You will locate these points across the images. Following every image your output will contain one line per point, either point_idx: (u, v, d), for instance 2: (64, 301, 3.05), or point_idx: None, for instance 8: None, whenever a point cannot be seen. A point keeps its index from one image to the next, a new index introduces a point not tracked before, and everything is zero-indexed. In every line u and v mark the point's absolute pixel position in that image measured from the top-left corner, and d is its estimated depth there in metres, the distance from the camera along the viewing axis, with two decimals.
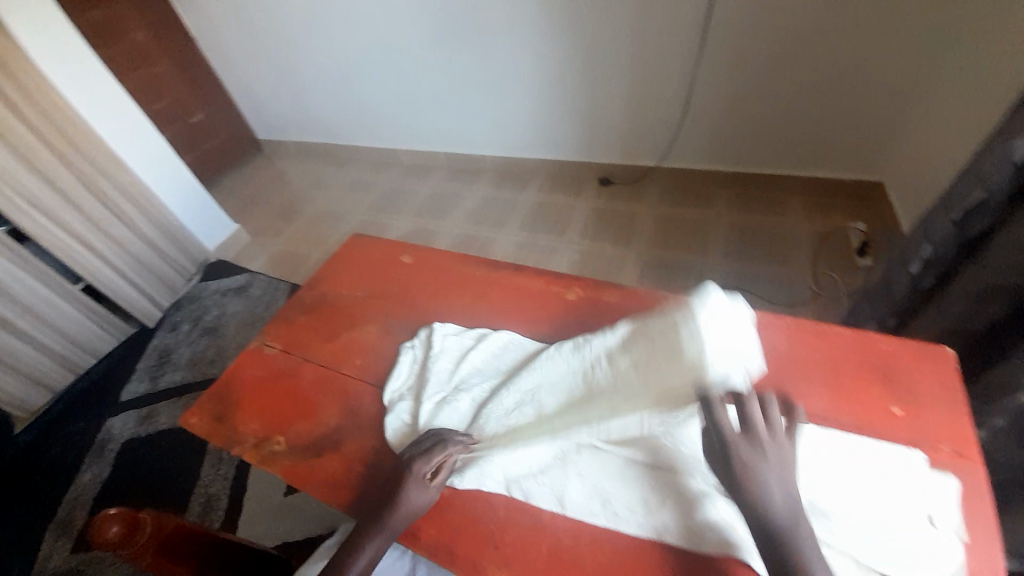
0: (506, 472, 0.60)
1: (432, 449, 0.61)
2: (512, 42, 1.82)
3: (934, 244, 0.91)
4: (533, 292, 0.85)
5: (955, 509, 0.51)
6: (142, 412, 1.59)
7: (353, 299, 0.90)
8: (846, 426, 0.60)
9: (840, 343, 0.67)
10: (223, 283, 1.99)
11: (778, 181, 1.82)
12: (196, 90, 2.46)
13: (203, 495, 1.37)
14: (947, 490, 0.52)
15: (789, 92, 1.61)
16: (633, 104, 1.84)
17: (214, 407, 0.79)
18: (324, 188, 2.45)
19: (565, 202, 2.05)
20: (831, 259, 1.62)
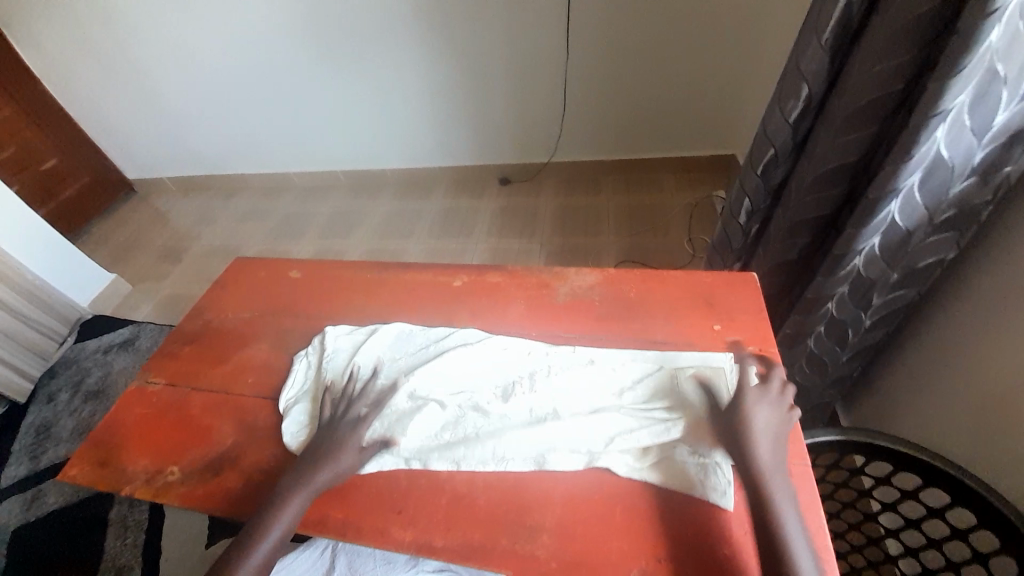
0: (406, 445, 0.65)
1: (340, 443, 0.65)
2: (391, 57, 1.88)
3: (751, 196, 1.11)
4: (422, 286, 0.90)
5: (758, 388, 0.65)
6: (27, 495, 1.39)
7: (236, 323, 0.90)
8: (686, 346, 0.72)
9: (679, 283, 0.81)
10: (104, 339, 1.79)
11: (649, 162, 2.04)
12: (43, 132, 2.20)
13: (111, 570, 1.24)
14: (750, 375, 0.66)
15: (644, 84, 1.84)
16: (515, 104, 1.96)
17: (98, 453, 0.75)
18: (213, 222, 2.30)
19: (468, 205, 2.12)
20: (701, 222, 1.86)
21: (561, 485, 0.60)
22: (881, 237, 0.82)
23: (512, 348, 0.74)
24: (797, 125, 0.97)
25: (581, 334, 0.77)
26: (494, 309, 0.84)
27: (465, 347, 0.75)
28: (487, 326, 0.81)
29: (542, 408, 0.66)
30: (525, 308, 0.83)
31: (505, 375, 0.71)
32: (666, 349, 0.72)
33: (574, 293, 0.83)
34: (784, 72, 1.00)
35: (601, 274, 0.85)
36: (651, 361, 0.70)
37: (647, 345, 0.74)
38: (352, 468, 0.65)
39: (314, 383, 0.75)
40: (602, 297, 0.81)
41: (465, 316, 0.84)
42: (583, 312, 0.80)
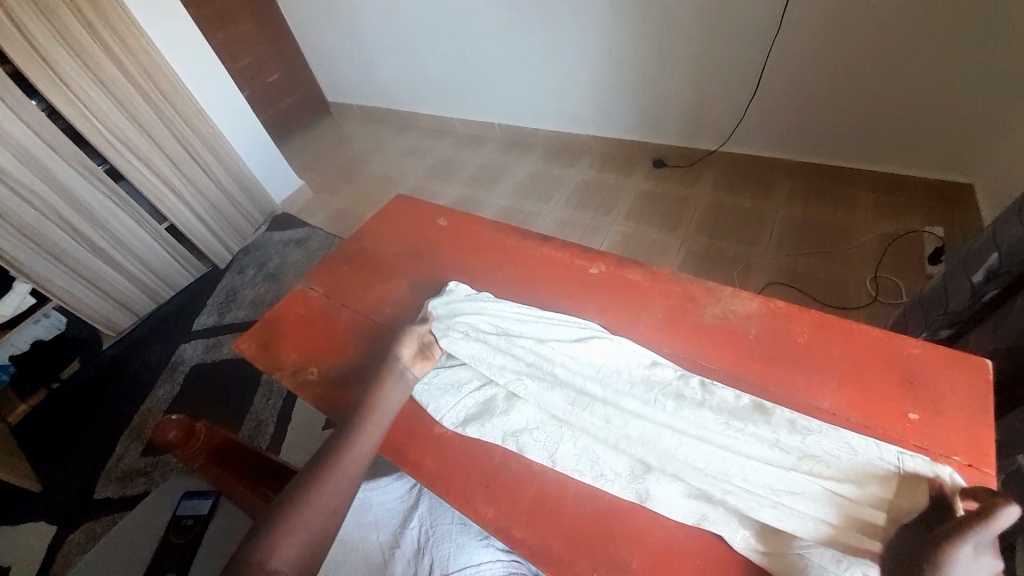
0: (507, 425, 0.65)
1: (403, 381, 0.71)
2: (575, 12, 1.77)
3: (1003, 252, 0.83)
4: (557, 266, 0.86)
5: None
6: (209, 341, 1.79)
7: (385, 256, 0.98)
8: (858, 426, 0.58)
9: (869, 345, 0.65)
10: (284, 234, 2.15)
11: (847, 173, 1.67)
12: (273, 50, 2.60)
13: (254, 419, 1.53)
14: None
15: (869, 80, 1.46)
16: (698, 81, 1.73)
17: (262, 335, 0.90)
18: (382, 152, 2.55)
19: (614, 181, 2.01)
20: (898, 262, 1.49)
21: (661, 531, 0.55)
22: None
23: (648, 361, 0.67)
24: None
25: (724, 368, 0.67)
26: (628, 310, 0.77)
27: (583, 340, 0.70)
28: (615, 327, 0.75)
29: (654, 434, 0.60)
30: (664, 319, 0.75)
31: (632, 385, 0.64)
32: (832, 422, 0.59)
33: (726, 317, 0.72)
34: None
35: (764, 304, 0.73)
36: (810, 429, 0.57)
37: (806, 408, 0.61)
38: (456, 428, 0.68)
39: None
40: (761, 333, 0.69)
41: (594, 309, 0.79)
42: (731, 343, 0.69)
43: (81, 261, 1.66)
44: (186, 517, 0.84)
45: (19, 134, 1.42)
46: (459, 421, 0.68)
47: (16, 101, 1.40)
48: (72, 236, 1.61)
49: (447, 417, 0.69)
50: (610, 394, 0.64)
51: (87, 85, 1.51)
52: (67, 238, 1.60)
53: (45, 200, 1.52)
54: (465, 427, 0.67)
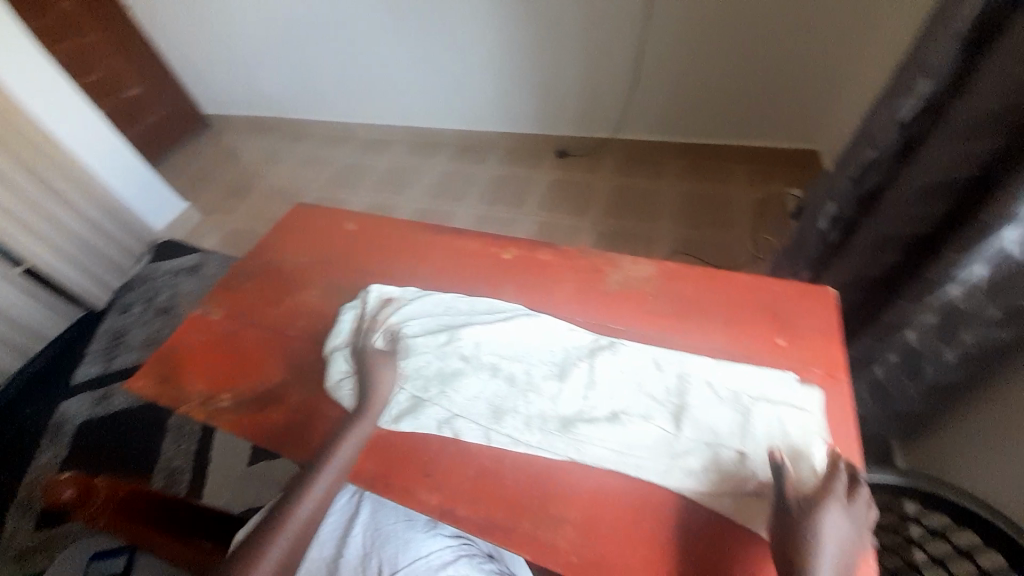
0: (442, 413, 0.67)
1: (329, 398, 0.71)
2: (463, 10, 1.80)
3: (837, 202, 0.99)
4: (471, 256, 0.89)
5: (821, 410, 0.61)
6: (97, 393, 1.56)
7: (292, 268, 0.93)
8: (743, 357, 0.68)
9: (744, 290, 0.76)
10: (173, 263, 1.93)
11: (721, 149, 1.90)
12: (130, 60, 2.32)
13: (166, 469, 1.37)
14: (811, 399, 0.62)
15: (728, 67, 1.69)
16: (585, 74, 1.85)
17: (160, 371, 0.82)
18: (277, 164, 2.39)
19: (523, 174, 2.07)
20: (770, 221, 1.72)
21: (592, 481, 0.60)
22: (988, 267, 0.73)
23: (571, 332, 0.72)
24: (909, 127, 0.85)
25: (632, 327, 0.74)
26: (542, 288, 0.82)
27: (503, 324, 0.74)
28: (533, 305, 0.79)
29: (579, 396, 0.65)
30: (576, 292, 0.80)
31: (558, 358, 0.70)
32: (722, 357, 0.68)
33: (628, 282, 0.80)
34: (902, 65, 0.87)
35: (658, 267, 0.81)
36: (705, 368, 0.66)
37: (701, 350, 0.70)
38: (390, 426, 0.67)
39: (359, 335, 0.78)
40: (658, 292, 0.77)
41: (511, 291, 0.82)
42: (635, 305, 0.77)
43: None
44: None
45: None
46: (391, 419, 0.68)
47: None
48: None
49: (380, 417, 0.69)
50: (535, 368, 0.69)
51: None
52: None
53: None
54: (399, 423, 0.67)
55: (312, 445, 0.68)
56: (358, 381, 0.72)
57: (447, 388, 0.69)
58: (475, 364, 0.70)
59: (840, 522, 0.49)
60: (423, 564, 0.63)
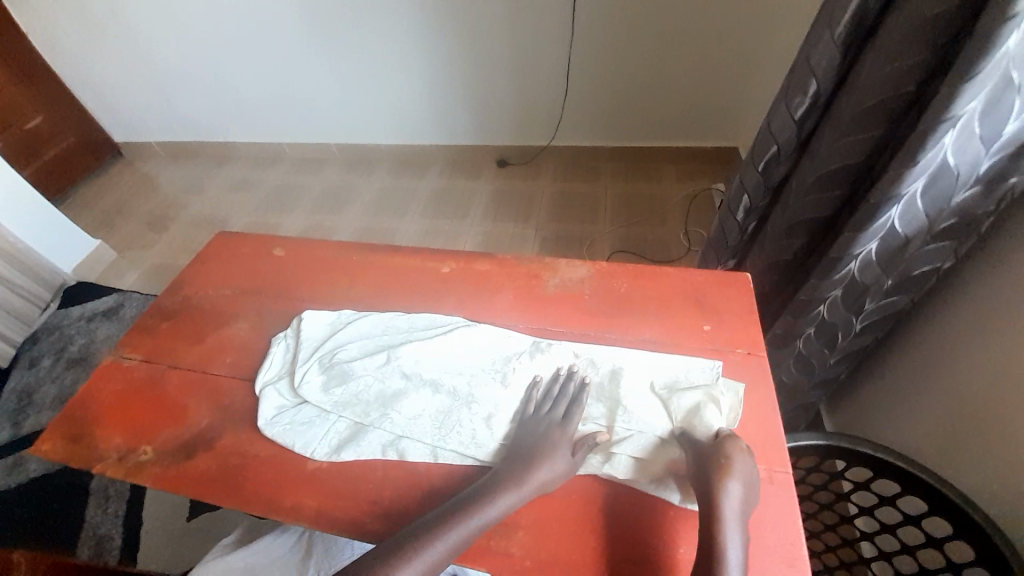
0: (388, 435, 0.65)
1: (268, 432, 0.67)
2: (390, 25, 1.79)
3: (750, 193, 1.08)
4: (408, 272, 0.88)
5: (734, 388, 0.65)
6: (6, 462, 1.38)
7: (217, 301, 0.88)
8: (674, 346, 0.71)
9: (671, 281, 0.80)
10: (87, 307, 1.76)
11: (648, 150, 2.00)
12: (23, 87, 2.11)
13: (91, 537, 1.24)
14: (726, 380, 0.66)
15: (648, 73, 1.79)
16: (516, 83, 1.89)
17: (68, 429, 0.74)
18: (202, 190, 2.25)
19: (464, 185, 2.08)
20: (698, 215, 1.83)
21: None
22: (879, 242, 0.80)
23: (511, 339, 0.73)
24: (803, 123, 0.93)
25: (570, 329, 0.76)
26: (482, 298, 0.82)
27: (442, 338, 0.73)
28: (473, 316, 0.79)
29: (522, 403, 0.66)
30: (515, 299, 0.81)
31: (500, 365, 0.70)
32: (656, 348, 0.71)
33: (564, 285, 0.82)
34: (794, 65, 0.96)
35: (592, 267, 0.84)
36: (639, 361, 0.69)
37: (637, 343, 0.72)
38: (332, 456, 0.65)
39: (293, 365, 0.74)
40: (593, 292, 0.80)
41: (452, 303, 0.82)
42: (573, 307, 0.78)
43: None
44: None
45: None
46: (333, 448, 0.65)
47: None
48: None
49: (320, 449, 0.66)
50: (476, 379, 0.68)
51: None
52: None
53: None
54: (341, 453, 0.65)
55: (248, 487, 0.64)
56: (294, 414, 0.69)
57: (389, 410, 0.67)
58: (415, 383, 0.69)
59: (743, 477, 0.54)
60: None
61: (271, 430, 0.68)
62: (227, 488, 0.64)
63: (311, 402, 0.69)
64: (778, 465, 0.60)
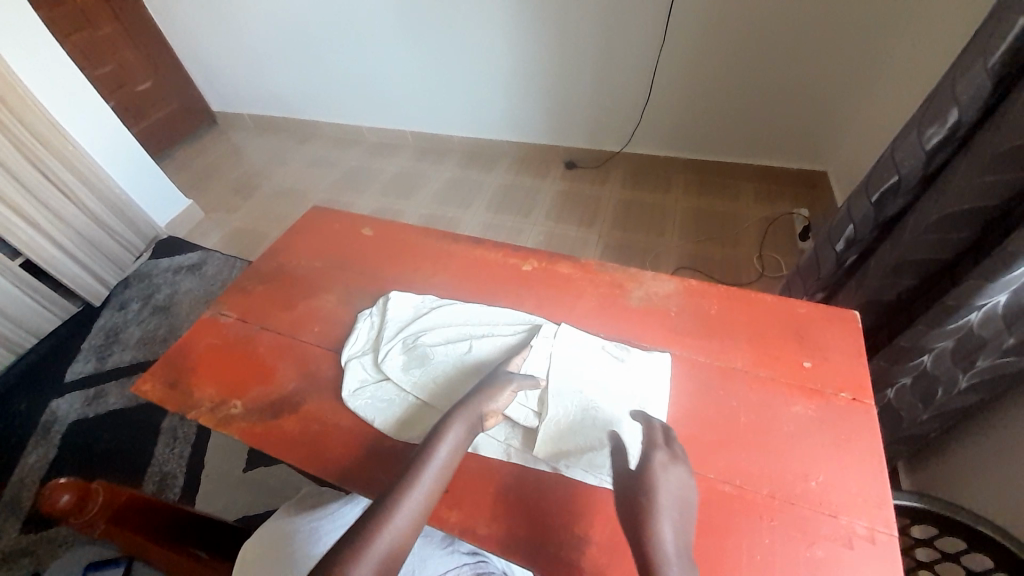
0: None
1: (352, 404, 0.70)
2: (480, 19, 1.80)
3: (856, 225, 1.00)
4: (490, 266, 0.88)
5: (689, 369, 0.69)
6: (89, 393, 1.53)
7: (308, 272, 0.92)
8: (768, 378, 0.67)
9: (768, 310, 0.75)
10: (175, 260, 1.91)
11: (729, 167, 1.91)
12: (141, 54, 2.30)
13: (157, 474, 1.34)
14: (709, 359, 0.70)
15: (740, 89, 1.70)
16: (599, 88, 1.85)
17: (168, 373, 0.80)
18: (283, 164, 2.38)
19: (531, 184, 2.07)
20: (777, 240, 1.72)
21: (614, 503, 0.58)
22: (1011, 294, 0.72)
23: (594, 347, 0.72)
24: (932, 156, 0.85)
25: (655, 345, 0.73)
26: (563, 301, 0.81)
27: (526, 337, 0.73)
28: (553, 318, 0.78)
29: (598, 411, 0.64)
30: (597, 307, 0.79)
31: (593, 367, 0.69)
32: (747, 378, 0.68)
33: (649, 298, 0.79)
34: (933, 93, 0.87)
35: (680, 284, 0.81)
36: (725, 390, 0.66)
37: (725, 370, 0.69)
38: (407, 437, 0.66)
39: (376, 343, 0.77)
40: (680, 309, 0.77)
41: (531, 304, 0.81)
42: (657, 322, 0.76)
43: None
44: None
45: None
46: (408, 430, 0.67)
47: None
48: None
49: (397, 427, 0.67)
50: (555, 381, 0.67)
51: None
52: None
53: None
54: (417, 436, 0.66)
55: (327, 455, 0.67)
56: (375, 391, 0.71)
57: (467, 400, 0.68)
58: None
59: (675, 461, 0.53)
60: None
61: (353, 403, 0.70)
62: (311, 454, 0.67)
63: (393, 382, 0.72)
64: (881, 525, 0.54)
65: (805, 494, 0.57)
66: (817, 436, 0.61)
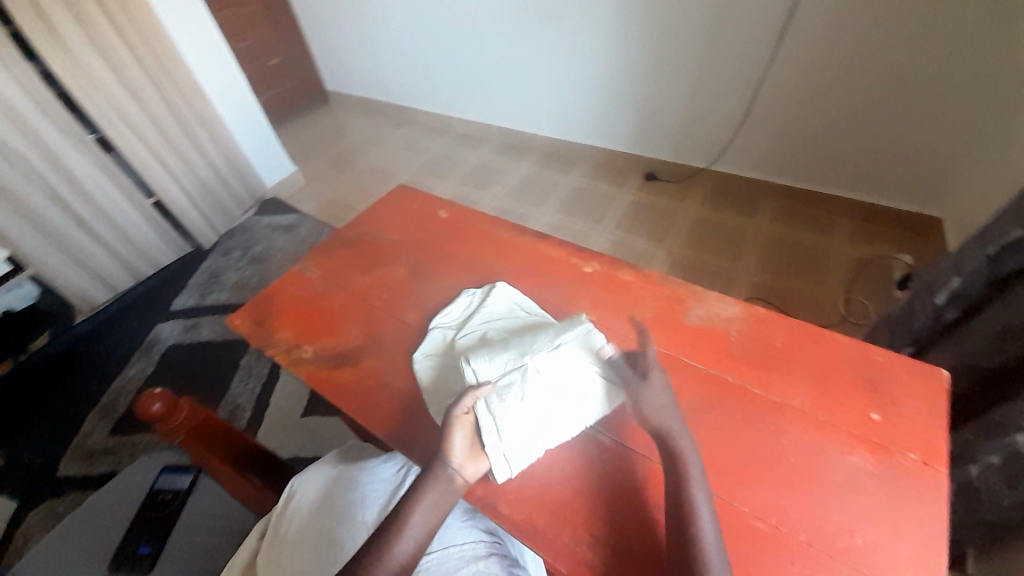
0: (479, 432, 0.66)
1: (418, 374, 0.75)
2: (579, 22, 1.81)
3: (964, 278, 0.90)
4: (553, 265, 0.90)
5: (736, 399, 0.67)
6: (188, 322, 1.76)
7: (386, 243, 1.00)
8: (826, 423, 0.63)
9: (841, 353, 0.70)
10: (274, 219, 2.13)
11: (825, 199, 1.76)
12: (275, 33, 2.58)
13: (231, 403, 1.51)
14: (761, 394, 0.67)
15: (852, 116, 1.56)
16: (692, 100, 1.79)
17: (256, 313, 0.91)
18: (378, 144, 2.56)
19: (606, 191, 2.06)
20: (867, 284, 1.57)
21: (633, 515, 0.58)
22: None
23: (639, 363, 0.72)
24: None
25: (706, 366, 0.71)
26: (618, 308, 0.82)
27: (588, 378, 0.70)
28: (605, 323, 0.80)
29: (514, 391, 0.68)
30: (653, 319, 0.79)
31: (517, 352, 0.72)
32: (803, 420, 0.64)
33: (710, 319, 0.77)
34: None
35: (746, 310, 0.77)
36: (772, 427, 0.64)
37: (780, 406, 0.66)
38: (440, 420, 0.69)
39: (462, 322, 0.81)
40: (741, 335, 0.74)
41: (585, 305, 0.83)
42: (714, 344, 0.74)
43: (60, 232, 1.62)
44: (164, 492, 0.87)
45: (13, 98, 1.40)
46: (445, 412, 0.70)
47: (9, 59, 1.37)
48: (54, 205, 1.58)
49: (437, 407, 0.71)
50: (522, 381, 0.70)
51: (87, 53, 1.49)
52: (47, 205, 1.56)
53: (32, 168, 1.49)
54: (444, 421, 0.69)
55: (375, 411, 0.73)
56: (435, 368, 0.75)
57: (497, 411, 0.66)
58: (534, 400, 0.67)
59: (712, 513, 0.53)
60: (456, 553, 0.63)
61: (416, 368, 0.76)
62: (363, 406, 0.74)
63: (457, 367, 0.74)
64: None
65: (846, 550, 0.53)
66: (871, 493, 0.57)
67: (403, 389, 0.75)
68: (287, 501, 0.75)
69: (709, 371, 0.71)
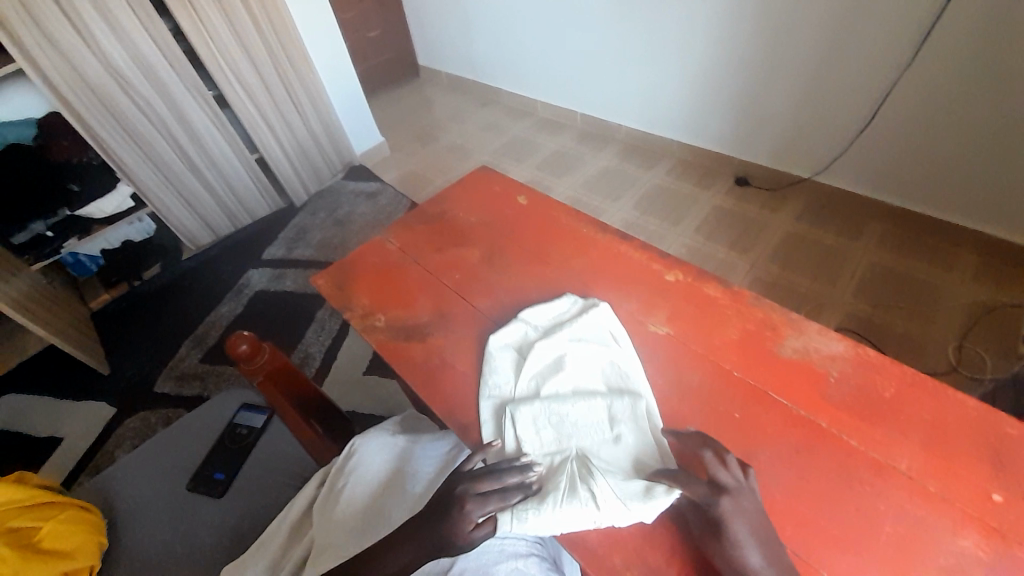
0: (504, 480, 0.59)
1: (485, 363, 0.75)
2: (685, 9, 1.67)
3: None
4: (634, 269, 0.86)
5: (822, 448, 0.60)
6: (274, 272, 1.91)
7: (463, 224, 1.00)
8: (930, 494, 0.55)
9: (963, 418, 0.60)
10: (359, 185, 2.23)
11: (953, 230, 1.52)
12: (377, 5, 2.66)
13: (303, 351, 1.62)
14: (855, 447, 0.60)
15: (1006, 139, 1.31)
16: (803, 104, 1.61)
17: (337, 277, 0.95)
18: (462, 122, 2.58)
19: (690, 192, 1.93)
20: (990, 333, 1.35)
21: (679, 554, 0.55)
22: None
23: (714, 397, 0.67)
24: None
25: (794, 403, 0.65)
26: (698, 326, 0.76)
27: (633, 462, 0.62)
28: (682, 339, 0.75)
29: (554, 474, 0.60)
30: (737, 343, 0.73)
31: (566, 424, 0.66)
32: (903, 485, 0.56)
33: (806, 353, 0.69)
34: None
35: (851, 348, 0.69)
36: (863, 485, 0.57)
37: (877, 464, 0.58)
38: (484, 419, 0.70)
39: (548, 332, 0.78)
40: (843, 377, 0.66)
41: (662, 317, 0.79)
42: (805, 382, 0.67)
43: (177, 176, 1.81)
44: (242, 427, 0.96)
45: (146, 49, 1.57)
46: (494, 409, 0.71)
47: (146, 15, 1.53)
48: (175, 151, 1.76)
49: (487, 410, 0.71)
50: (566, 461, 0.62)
51: (212, 15, 1.63)
52: (169, 151, 1.75)
53: (157, 114, 1.67)
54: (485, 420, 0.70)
55: (436, 390, 0.75)
56: (501, 370, 0.74)
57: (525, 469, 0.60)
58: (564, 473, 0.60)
59: None
60: (497, 547, 0.64)
61: (489, 360, 0.76)
62: (427, 383, 0.76)
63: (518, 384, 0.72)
64: None
65: None
66: None
67: (466, 373, 0.76)
68: (348, 457, 0.78)
69: (798, 410, 0.64)
